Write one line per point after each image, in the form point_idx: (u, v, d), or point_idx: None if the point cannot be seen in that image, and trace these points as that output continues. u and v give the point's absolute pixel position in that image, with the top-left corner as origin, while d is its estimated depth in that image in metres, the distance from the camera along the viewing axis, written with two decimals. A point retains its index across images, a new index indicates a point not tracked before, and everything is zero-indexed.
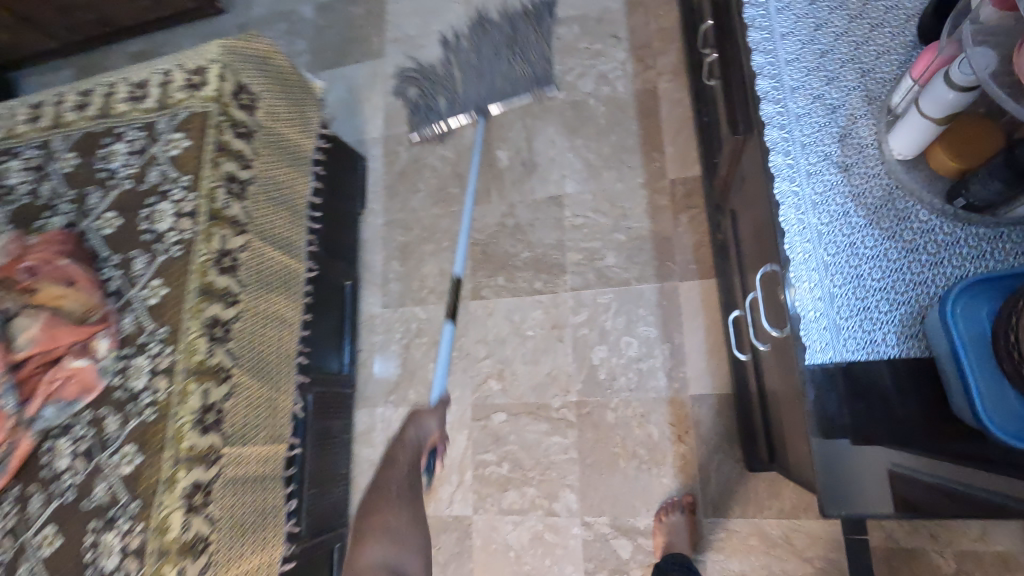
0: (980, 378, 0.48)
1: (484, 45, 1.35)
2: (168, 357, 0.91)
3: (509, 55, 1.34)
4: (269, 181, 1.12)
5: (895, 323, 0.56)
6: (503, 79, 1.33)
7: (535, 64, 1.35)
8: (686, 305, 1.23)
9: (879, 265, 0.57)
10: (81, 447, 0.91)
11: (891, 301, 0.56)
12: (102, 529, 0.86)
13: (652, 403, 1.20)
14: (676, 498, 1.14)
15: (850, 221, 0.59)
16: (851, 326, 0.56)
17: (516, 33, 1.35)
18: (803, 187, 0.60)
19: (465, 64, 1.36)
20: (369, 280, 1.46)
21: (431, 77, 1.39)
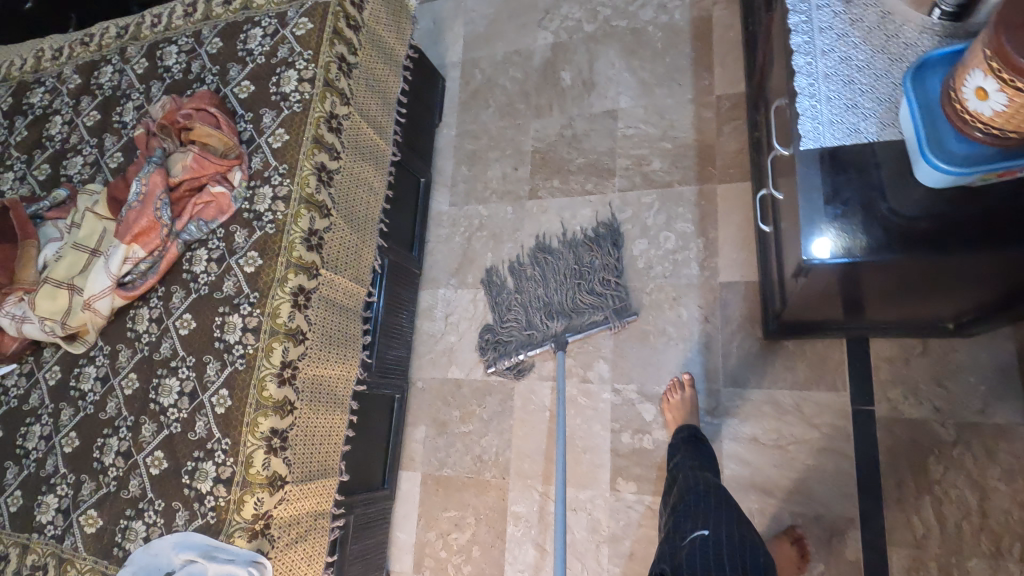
0: (928, 132, 0.61)
1: (556, 288, 1.40)
2: (286, 187, 1.14)
3: (587, 302, 1.37)
4: (370, 70, 1.34)
5: (877, 115, 0.70)
6: (582, 301, 1.37)
7: (614, 294, 1.36)
8: (721, 204, 1.36)
9: (868, 73, 0.71)
10: (215, 254, 1.15)
11: (875, 99, 0.70)
12: (229, 312, 1.09)
13: (683, 288, 1.34)
14: (677, 379, 1.27)
15: (848, 41, 0.73)
16: (840, 119, 0.71)
17: (594, 267, 1.40)
18: (812, 19, 0.76)
19: (542, 289, 1.42)
20: (440, 181, 1.66)
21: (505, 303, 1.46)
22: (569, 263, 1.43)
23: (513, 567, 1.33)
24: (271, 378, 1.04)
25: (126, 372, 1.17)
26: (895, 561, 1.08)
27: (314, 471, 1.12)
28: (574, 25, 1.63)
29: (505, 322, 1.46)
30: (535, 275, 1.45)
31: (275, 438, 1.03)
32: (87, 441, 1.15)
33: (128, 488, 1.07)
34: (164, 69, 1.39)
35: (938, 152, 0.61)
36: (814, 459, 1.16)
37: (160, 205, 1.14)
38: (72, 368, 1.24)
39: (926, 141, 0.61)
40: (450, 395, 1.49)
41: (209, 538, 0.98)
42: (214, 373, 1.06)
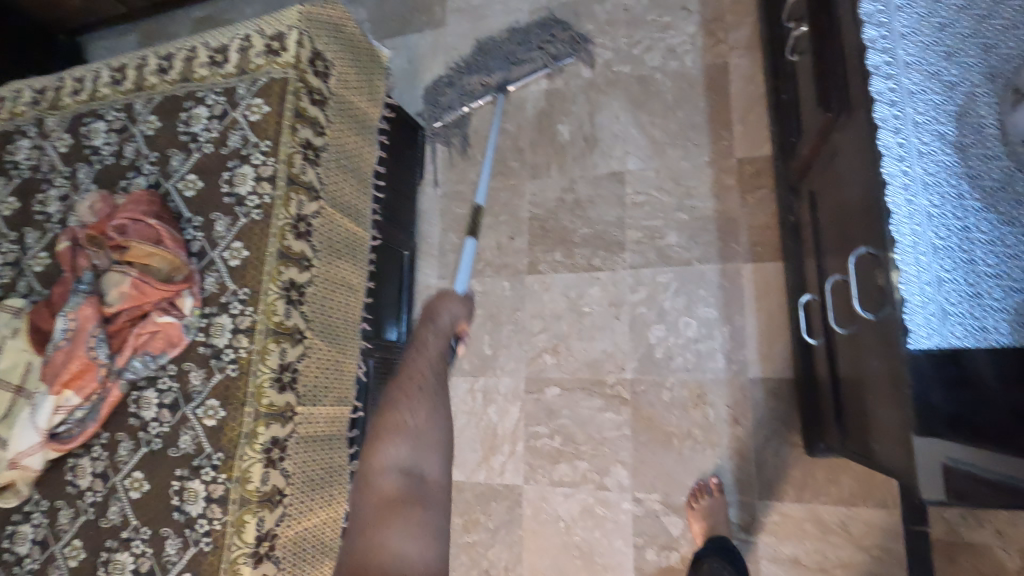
0: None
1: (510, 38, 1.44)
2: (249, 317, 0.95)
3: (530, 33, 1.42)
4: (340, 148, 1.14)
5: (1008, 311, 0.55)
6: (517, 65, 1.41)
7: (549, 38, 1.40)
8: (749, 287, 1.21)
9: (992, 251, 0.56)
10: (167, 399, 0.96)
11: (1004, 288, 0.55)
12: (189, 476, 0.91)
13: (709, 384, 1.20)
14: (704, 481, 1.16)
15: (964, 205, 0.57)
16: (959, 313, 0.56)
17: (546, 26, 1.41)
18: (913, 167, 0.59)
19: (487, 66, 1.43)
20: (426, 251, 1.48)
21: (467, 66, 1.45)
22: (517, 33, 1.43)
23: None
24: (245, 558, 0.88)
25: (69, 538, 0.98)
26: None
27: None
28: (572, 69, 1.43)
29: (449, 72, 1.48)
30: (479, 67, 1.44)
31: None
32: None
33: None
34: (92, 150, 1.16)
35: None
36: None
37: (94, 342, 0.94)
38: (5, 526, 1.05)
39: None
40: (451, 499, 1.34)
41: None
42: (175, 552, 0.89)
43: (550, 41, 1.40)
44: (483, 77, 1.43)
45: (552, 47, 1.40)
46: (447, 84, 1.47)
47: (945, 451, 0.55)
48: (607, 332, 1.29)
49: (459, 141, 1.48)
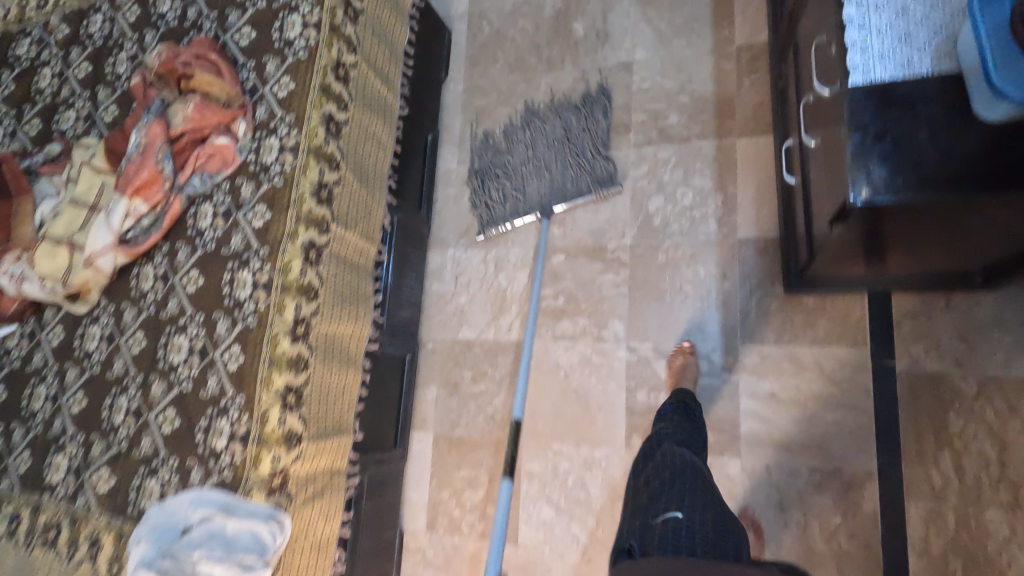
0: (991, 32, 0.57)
1: (546, 121, 1.46)
2: (294, 137, 1.08)
3: (568, 153, 1.41)
4: (376, 18, 1.28)
5: (931, 46, 0.65)
6: (558, 189, 1.41)
7: (585, 160, 1.41)
8: (742, 158, 1.32)
9: (921, 3, 0.67)
10: (221, 209, 1.10)
11: (929, 28, 0.66)
12: (238, 268, 1.05)
13: (701, 246, 1.31)
14: (682, 345, 1.27)
15: None
16: (890, 52, 0.66)
17: (588, 156, 1.41)
18: None
19: (519, 161, 1.45)
20: (448, 139, 1.61)
21: (489, 153, 1.51)
22: (558, 121, 1.45)
23: (528, 523, 1.33)
24: (284, 333, 1.01)
25: (133, 331, 1.13)
26: (913, 512, 1.08)
27: (328, 430, 1.10)
28: None
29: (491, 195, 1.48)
30: (512, 137, 1.49)
31: (290, 394, 1.01)
32: (96, 400, 1.13)
33: (140, 447, 1.05)
34: (158, 17, 1.31)
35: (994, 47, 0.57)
36: (832, 415, 1.16)
37: (161, 156, 1.09)
38: (76, 329, 1.21)
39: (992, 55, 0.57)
40: (462, 355, 1.47)
41: (226, 495, 0.96)
42: (226, 330, 1.03)
43: (584, 175, 1.40)
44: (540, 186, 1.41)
45: (586, 163, 1.40)
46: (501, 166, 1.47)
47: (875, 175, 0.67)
48: (610, 206, 1.41)
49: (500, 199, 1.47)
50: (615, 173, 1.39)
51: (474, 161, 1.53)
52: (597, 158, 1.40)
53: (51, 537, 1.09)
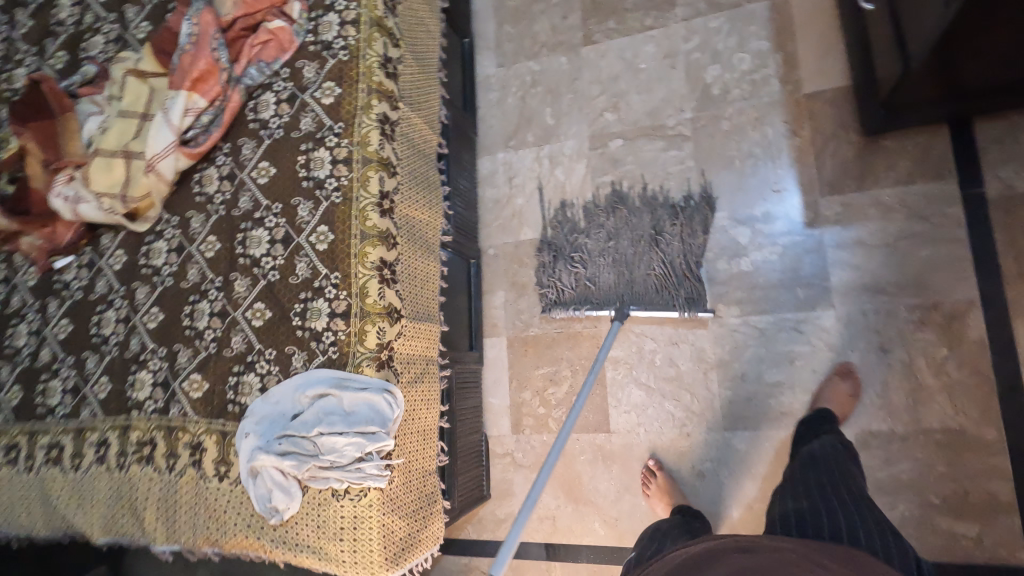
0: None
1: (627, 230, 1.31)
2: (354, 11, 1.04)
3: (654, 257, 1.27)
4: None
5: None
6: (639, 292, 1.26)
7: (673, 285, 1.26)
8: (798, 15, 1.29)
9: None
10: (284, 95, 1.05)
11: None
12: (314, 148, 1.01)
13: (766, 108, 1.28)
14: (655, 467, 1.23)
15: None
16: None
17: (686, 252, 1.27)
18: None
19: (597, 249, 1.32)
20: (483, 45, 1.56)
21: (565, 228, 1.39)
22: (645, 230, 1.30)
23: (619, 409, 1.31)
24: (372, 207, 0.97)
25: (204, 237, 1.09)
26: (1022, 332, 1.07)
27: (420, 314, 1.06)
28: None
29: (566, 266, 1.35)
30: (592, 236, 1.34)
31: (385, 269, 0.97)
32: (173, 312, 1.09)
33: (231, 346, 1.01)
34: None
35: None
36: (926, 250, 1.14)
37: (216, 45, 1.04)
38: (139, 248, 1.16)
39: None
40: (527, 256, 1.43)
41: (336, 371, 0.93)
42: (308, 213, 0.99)
43: (676, 264, 1.26)
44: (620, 284, 1.27)
45: (678, 289, 1.25)
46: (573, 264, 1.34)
47: None
48: (664, 85, 1.38)
49: (576, 301, 1.32)
50: (705, 292, 1.25)
51: (546, 232, 1.42)
52: (682, 289, 1.26)
53: (146, 453, 1.05)
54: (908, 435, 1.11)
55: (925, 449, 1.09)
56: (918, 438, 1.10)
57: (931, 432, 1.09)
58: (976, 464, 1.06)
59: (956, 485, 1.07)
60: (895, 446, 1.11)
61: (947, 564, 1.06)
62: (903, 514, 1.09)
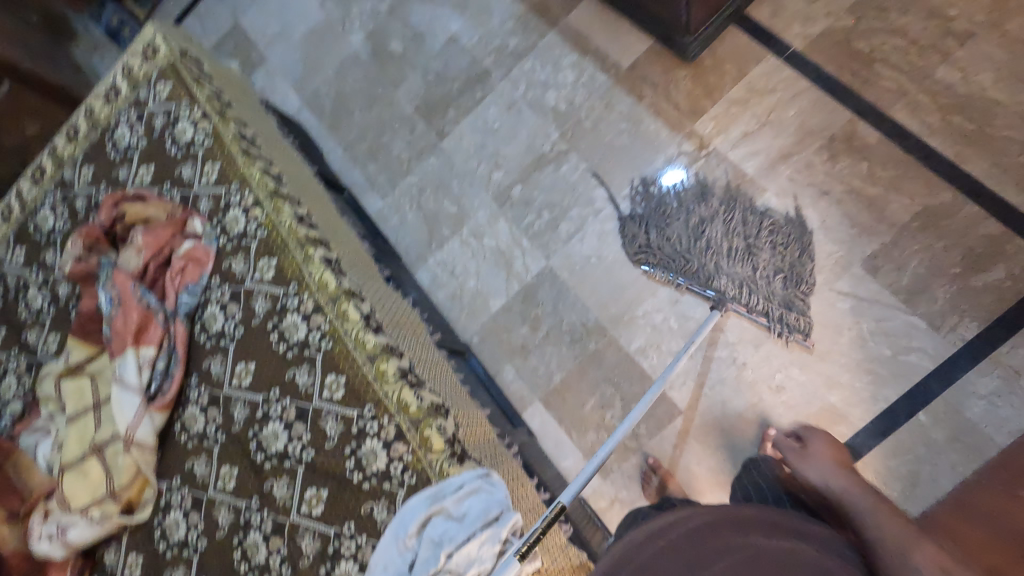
0: None
1: (728, 227, 1.27)
2: (250, 196, 1.09)
3: (742, 245, 1.24)
4: (247, 108, 1.36)
5: None
6: (752, 279, 1.22)
7: (773, 316, 1.22)
8: (582, 24, 1.54)
9: None
10: (227, 297, 1.05)
11: None
12: (280, 319, 1.00)
13: (608, 93, 1.48)
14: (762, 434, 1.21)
15: None
16: None
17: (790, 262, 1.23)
18: None
19: (688, 230, 1.29)
20: (360, 189, 1.68)
21: (541, 206, 1.49)
22: (748, 234, 1.26)
23: (675, 387, 1.29)
24: (363, 331, 0.97)
25: (216, 473, 1.00)
26: (901, 115, 1.25)
27: (459, 402, 1.03)
28: (373, 13, 1.79)
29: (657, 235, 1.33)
30: (698, 219, 1.30)
31: (407, 373, 0.95)
32: (223, 568, 0.95)
33: (304, 551, 0.90)
34: (48, 233, 1.27)
35: None
36: (793, 108, 1.32)
37: (141, 293, 1.04)
38: (153, 534, 1.03)
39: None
40: (509, 319, 1.46)
41: (422, 493, 0.84)
42: (308, 374, 0.96)
43: (773, 284, 1.22)
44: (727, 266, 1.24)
45: (776, 311, 1.21)
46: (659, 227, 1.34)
47: None
48: (522, 127, 1.55)
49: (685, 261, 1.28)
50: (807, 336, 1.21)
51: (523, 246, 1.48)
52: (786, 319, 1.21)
53: None
54: (898, 237, 1.20)
55: (918, 239, 1.19)
56: (904, 235, 1.20)
57: (909, 225, 1.20)
58: (957, 223, 1.17)
59: (962, 247, 1.16)
60: (896, 253, 1.20)
61: (1012, 311, 1.11)
62: (947, 299, 1.15)
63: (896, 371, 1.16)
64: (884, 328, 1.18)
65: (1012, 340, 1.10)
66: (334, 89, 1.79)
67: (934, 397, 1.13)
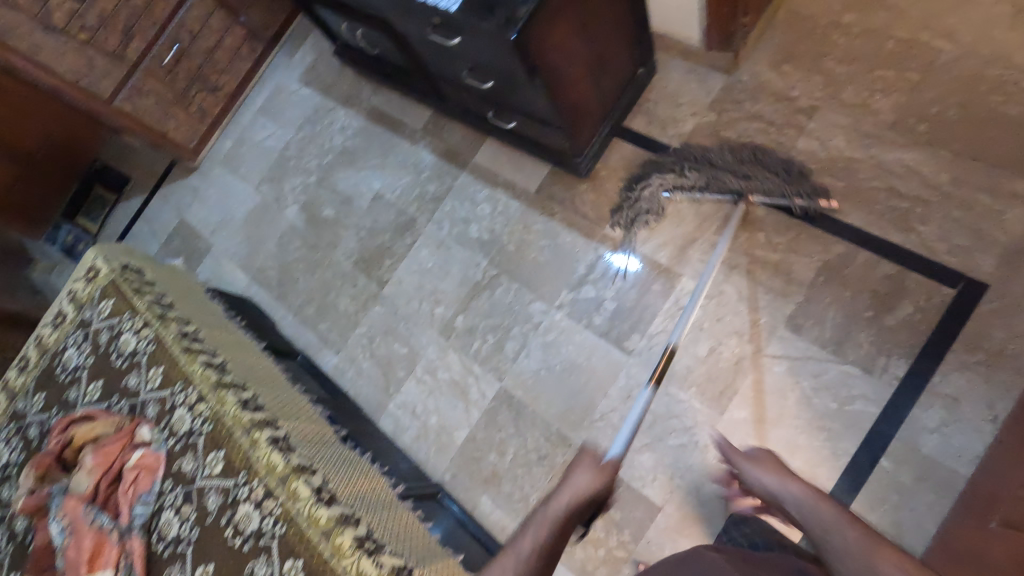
0: None
1: (701, 161, 1.40)
2: (194, 392, 1.14)
3: (710, 172, 1.38)
4: (190, 304, 1.44)
5: None
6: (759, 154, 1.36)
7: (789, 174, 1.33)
8: (487, 160, 1.70)
9: None
10: (180, 499, 1.06)
11: None
12: (234, 511, 1.01)
13: (523, 216, 1.60)
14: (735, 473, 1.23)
15: None
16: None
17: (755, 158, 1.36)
18: None
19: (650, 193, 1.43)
20: (314, 349, 1.73)
21: (484, 330, 1.55)
22: (716, 155, 1.40)
23: (647, 483, 1.29)
24: (315, 506, 0.98)
25: None
26: (780, 185, 1.37)
27: (427, 556, 1.01)
28: (303, 186, 1.95)
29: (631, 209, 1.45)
30: (693, 158, 1.41)
31: (363, 541, 0.94)
32: None
33: None
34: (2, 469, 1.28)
35: None
36: (686, 197, 1.45)
37: (94, 516, 1.05)
38: None
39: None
40: (476, 448, 1.46)
41: None
42: (266, 565, 0.95)
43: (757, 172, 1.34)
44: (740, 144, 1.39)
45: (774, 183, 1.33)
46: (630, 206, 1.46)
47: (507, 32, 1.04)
48: (454, 261, 1.65)
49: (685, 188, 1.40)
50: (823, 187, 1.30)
51: (476, 373, 1.52)
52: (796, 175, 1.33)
53: None
54: (810, 294, 1.27)
55: (829, 292, 1.26)
56: (815, 291, 1.27)
57: (815, 281, 1.28)
58: (858, 270, 1.25)
59: (868, 292, 1.23)
60: (812, 308, 1.26)
61: (931, 342, 1.17)
62: (871, 342, 1.21)
63: (848, 422, 1.18)
64: (823, 383, 1.22)
65: (941, 370, 1.15)
66: (277, 262, 1.90)
67: (889, 441, 1.15)
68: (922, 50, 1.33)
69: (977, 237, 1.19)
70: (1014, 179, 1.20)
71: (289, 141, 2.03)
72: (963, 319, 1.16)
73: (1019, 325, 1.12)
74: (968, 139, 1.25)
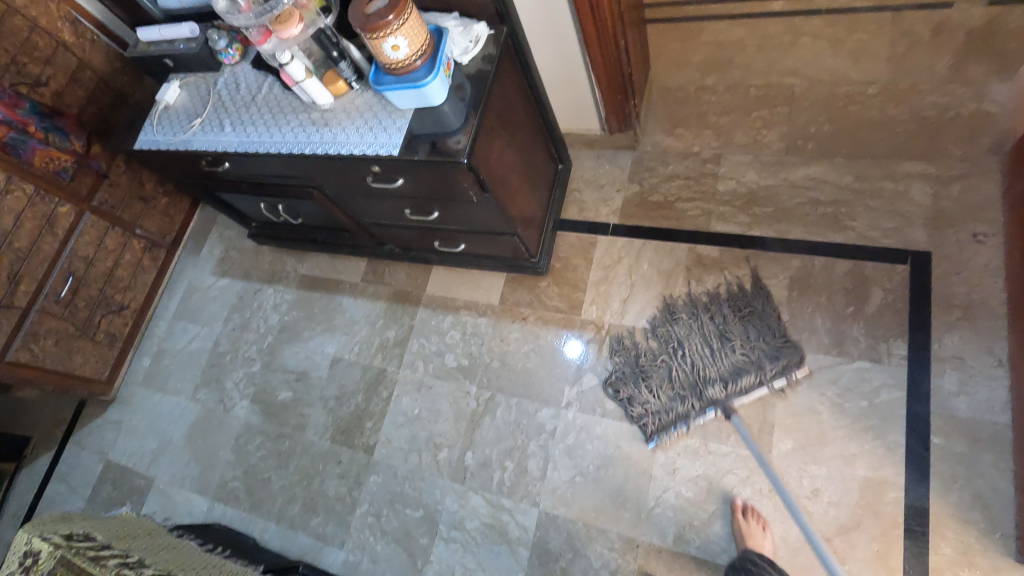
0: (397, 84, 1.05)
1: (685, 335, 1.39)
2: None
3: (701, 345, 1.36)
4: (161, 551, 1.21)
5: (383, 115, 1.13)
6: (745, 347, 1.32)
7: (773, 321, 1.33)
8: (440, 289, 1.68)
9: (355, 120, 1.15)
10: None
11: (372, 116, 1.14)
12: None
13: (496, 330, 1.57)
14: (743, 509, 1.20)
15: (333, 128, 1.16)
16: (375, 137, 1.12)
17: (746, 320, 1.35)
18: (311, 146, 1.16)
19: (653, 356, 1.39)
20: (312, 553, 1.49)
21: (499, 459, 1.43)
22: (690, 326, 1.39)
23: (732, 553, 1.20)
24: None
25: None
26: (722, 225, 1.47)
27: None
28: (248, 377, 1.79)
29: (636, 369, 1.40)
30: (688, 322, 1.40)
31: None
32: None
33: None
34: None
35: (407, 84, 1.04)
36: (644, 262, 1.50)
37: None
38: None
39: (401, 86, 1.04)
40: None
41: None
42: None
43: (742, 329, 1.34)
44: (735, 322, 1.35)
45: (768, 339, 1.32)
46: (635, 370, 1.40)
47: (456, 159, 1.06)
48: (441, 399, 1.55)
49: (682, 367, 1.35)
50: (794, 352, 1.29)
51: (507, 509, 1.38)
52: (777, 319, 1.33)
53: None
54: (793, 309, 1.34)
55: (807, 301, 1.33)
56: (795, 306, 1.34)
57: (792, 296, 1.35)
58: (823, 275, 1.34)
59: (839, 290, 1.32)
60: (802, 321, 1.32)
61: (912, 314, 1.25)
62: (865, 333, 1.27)
63: (885, 415, 1.20)
64: (844, 385, 1.25)
65: (934, 336, 1.23)
66: (238, 469, 1.66)
67: (928, 418, 1.18)
68: (779, 88, 1.57)
69: (899, 215, 1.35)
70: (900, 162, 1.40)
71: (219, 336, 1.89)
72: (926, 285, 1.27)
73: (971, 275, 1.25)
74: (850, 143, 1.45)
